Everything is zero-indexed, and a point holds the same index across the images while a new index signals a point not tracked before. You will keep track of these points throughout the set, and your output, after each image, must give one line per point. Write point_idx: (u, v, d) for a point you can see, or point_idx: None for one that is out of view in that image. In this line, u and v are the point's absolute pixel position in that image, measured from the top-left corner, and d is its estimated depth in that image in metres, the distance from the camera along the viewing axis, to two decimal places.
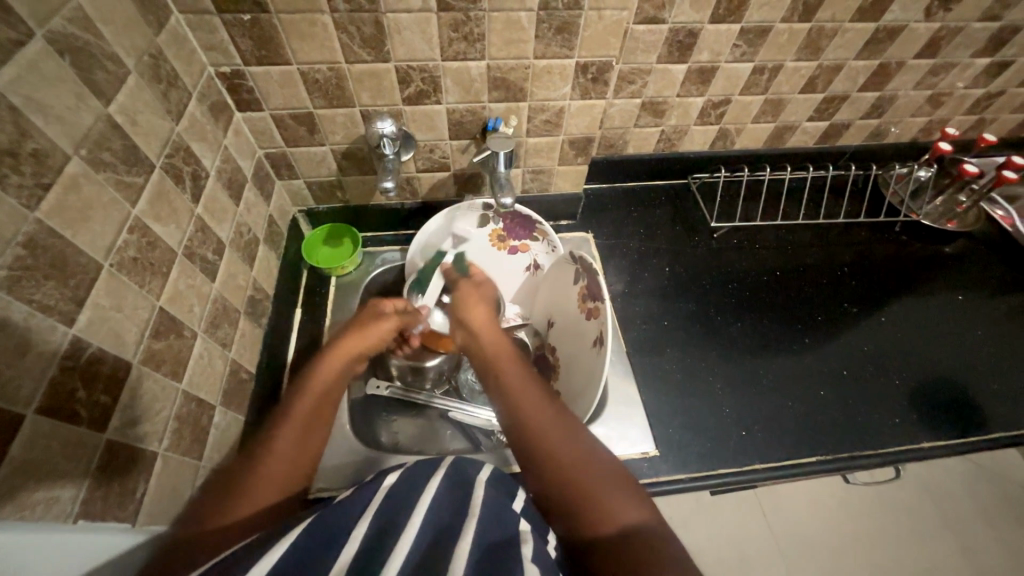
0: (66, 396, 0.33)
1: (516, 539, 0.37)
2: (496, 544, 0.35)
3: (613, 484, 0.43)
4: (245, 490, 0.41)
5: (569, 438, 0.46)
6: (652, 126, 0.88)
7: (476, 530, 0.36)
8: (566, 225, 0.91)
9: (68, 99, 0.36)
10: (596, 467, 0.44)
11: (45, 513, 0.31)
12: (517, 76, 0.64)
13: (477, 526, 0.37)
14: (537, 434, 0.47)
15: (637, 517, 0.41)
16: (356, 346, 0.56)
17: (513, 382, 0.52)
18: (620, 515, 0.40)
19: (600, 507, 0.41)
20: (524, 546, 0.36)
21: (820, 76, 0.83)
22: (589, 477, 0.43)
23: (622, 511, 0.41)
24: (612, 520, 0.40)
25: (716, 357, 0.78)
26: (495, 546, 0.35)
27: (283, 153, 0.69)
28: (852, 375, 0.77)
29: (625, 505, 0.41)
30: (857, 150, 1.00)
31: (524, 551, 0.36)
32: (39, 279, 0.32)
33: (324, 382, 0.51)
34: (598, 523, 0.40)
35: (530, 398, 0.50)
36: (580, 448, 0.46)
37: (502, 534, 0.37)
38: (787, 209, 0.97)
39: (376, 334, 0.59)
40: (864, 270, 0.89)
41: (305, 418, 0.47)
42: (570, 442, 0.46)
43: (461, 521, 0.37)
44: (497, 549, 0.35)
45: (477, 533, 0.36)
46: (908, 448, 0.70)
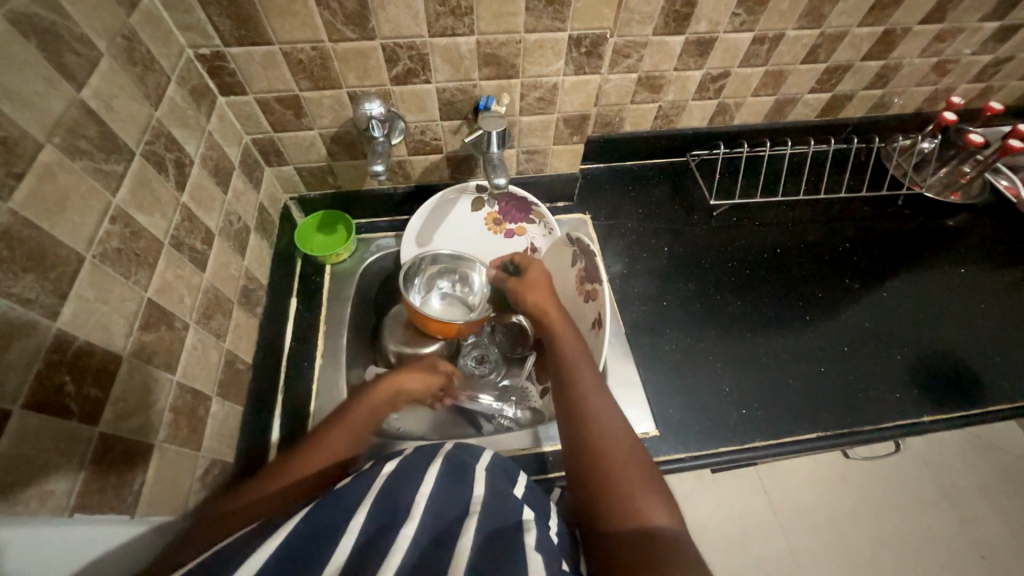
0: (55, 390, 0.33)
1: (517, 526, 0.37)
2: (495, 532, 0.36)
3: (647, 483, 0.44)
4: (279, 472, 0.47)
5: (622, 435, 0.48)
6: (649, 102, 0.86)
7: (478, 521, 0.36)
8: (563, 207, 0.90)
9: (36, 84, 0.34)
10: (634, 460, 0.46)
11: (40, 508, 0.31)
12: (508, 52, 0.62)
13: (479, 517, 0.37)
14: (586, 422, 0.49)
15: (670, 522, 0.42)
16: (394, 386, 0.57)
17: (579, 368, 0.55)
18: (651, 516, 0.41)
19: (632, 503, 0.42)
20: (527, 534, 0.36)
21: (822, 44, 0.80)
22: (630, 472, 0.45)
23: (654, 510, 0.42)
24: (643, 520, 0.41)
25: (717, 334, 0.77)
26: (492, 536, 0.35)
27: (270, 138, 0.67)
28: (853, 351, 0.76)
29: (657, 504, 0.43)
30: (860, 122, 0.97)
31: (528, 538, 0.36)
32: (17, 272, 0.31)
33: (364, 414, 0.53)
34: (630, 519, 0.41)
35: (594, 385, 0.53)
36: (630, 444, 0.48)
37: (502, 522, 0.37)
38: (788, 185, 0.96)
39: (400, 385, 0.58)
40: (865, 246, 0.88)
41: (346, 440, 0.50)
42: (617, 435, 0.48)
43: (461, 514, 0.37)
44: (497, 538, 0.35)
45: (478, 525, 0.36)
46: (908, 423, 0.70)
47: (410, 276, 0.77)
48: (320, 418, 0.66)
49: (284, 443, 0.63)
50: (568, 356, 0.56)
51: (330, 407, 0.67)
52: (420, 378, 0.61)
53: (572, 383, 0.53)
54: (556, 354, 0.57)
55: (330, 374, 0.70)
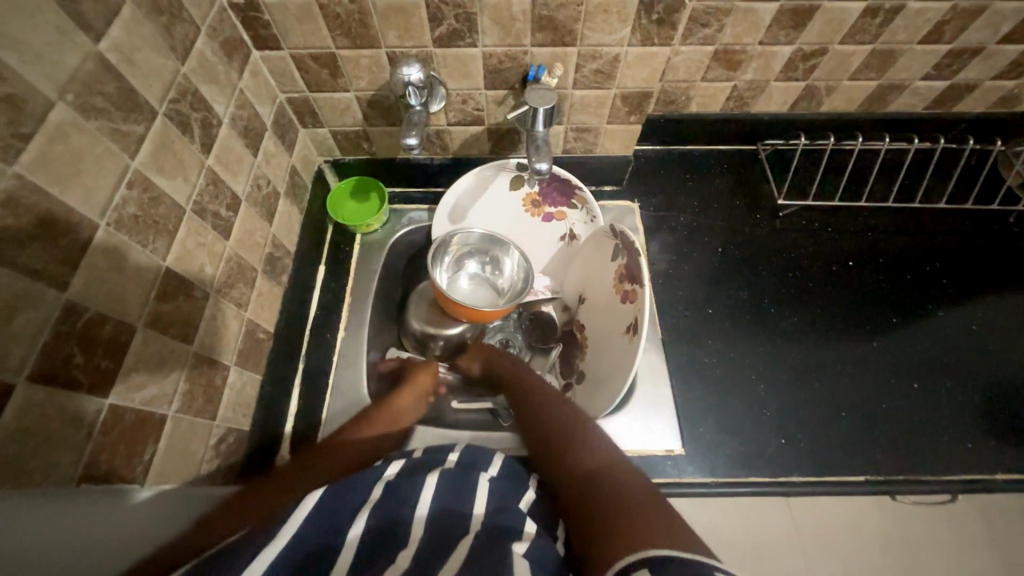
0: (62, 362, 0.32)
1: (511, 536, 0.34)
2: (486, 541, 0.33)
3: (577, 439, 0.46)
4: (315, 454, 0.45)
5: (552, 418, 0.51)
6: (723, 80, 0.75)
7: (473, 537, 0.33)
8: (610, 192, 0.82)
9: (47, 34, 0.32)
10: (565, 430, 0.48)
11: (44, 480, 0.31)
12: (567, 15, 0.54)
13: (476, 533, 0.34)
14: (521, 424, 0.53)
15: (605, 460, 0.42)
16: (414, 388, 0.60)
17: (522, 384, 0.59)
18: (581, 461, 0.43)
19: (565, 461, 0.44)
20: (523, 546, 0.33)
21: (950, 21, 0.66)
22: (562, 439, 0.47)
23: (587, 461, 0.42)
24: (576, 468, 0.42)
25: (764, 352, 0.70)
26: (482, 548, 0.32)
27: (305, 98, 0.64)
28: (922, 389, 0.67)
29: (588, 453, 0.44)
30: (979, 118, 0.81)
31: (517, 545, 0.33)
32: (23, 241, 0.30)
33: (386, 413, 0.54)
34: (569, 472, 0.42)
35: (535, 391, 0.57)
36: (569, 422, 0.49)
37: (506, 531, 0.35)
38: (875, 187, 0.83)
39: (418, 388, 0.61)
40: (958, 268, 0.76)
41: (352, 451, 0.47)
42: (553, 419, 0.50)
43: (463, 525, 0.35)
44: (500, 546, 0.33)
45: (473, 540, 0.33)
46: (976, 479, 0.62)
47: (439, 254, 0.73)
48: (336, 391, 0.66)
49: (301, 413, 0.63)
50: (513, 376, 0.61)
51: (348, 382, 0.67)
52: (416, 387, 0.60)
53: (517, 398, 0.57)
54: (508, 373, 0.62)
55: (351, 348, 0.69)
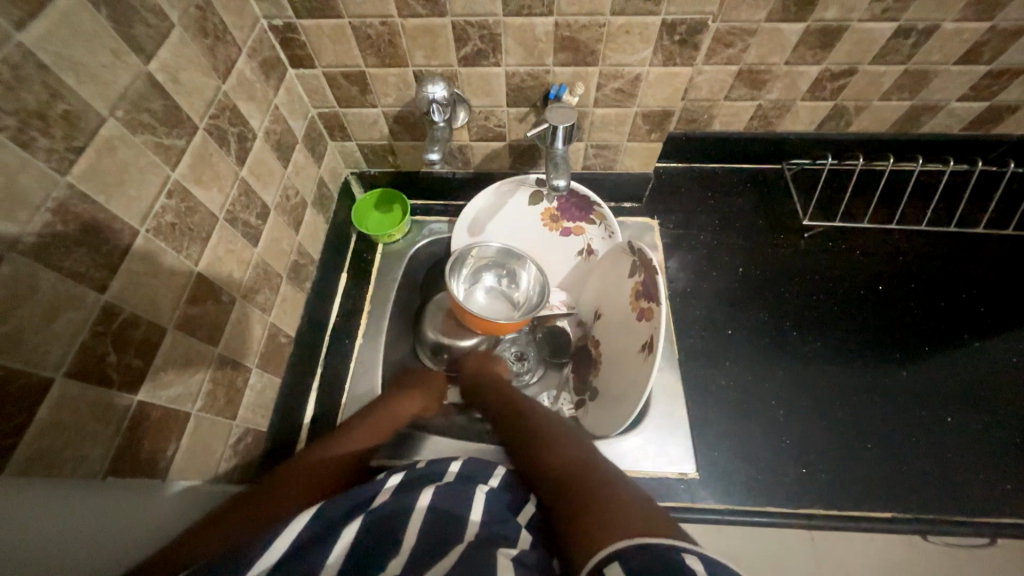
0: (97, 360, 0.34)
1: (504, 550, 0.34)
2: (478, 552, 0.33)
3: (556, 437, 0.46)
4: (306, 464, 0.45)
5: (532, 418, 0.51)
6: (747, 99, 0.74)
7: (463, 548, 0.34)
8: (629, 209, 0.82)
9: (103, 56, 0.34)
10: (543, 429, 0.48)
11: (73, 472, 0.32)
12: (589, 36, 0.55)
13: (467, 544, 0.34)
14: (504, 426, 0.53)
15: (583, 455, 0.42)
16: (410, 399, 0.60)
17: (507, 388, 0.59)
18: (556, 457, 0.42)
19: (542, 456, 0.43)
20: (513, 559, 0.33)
21: (989, 42, 0.64)
22: (540, 437, 0.46)
23: (564, 453, 0.42)
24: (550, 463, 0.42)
25: (784, 377, 0.68)
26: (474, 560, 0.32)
27: (335, 113, 0.66)
28: (956, 423, 0.64)
29: (563, 449, 0.43)
30: (1021, 141, 0.78)
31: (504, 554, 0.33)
32: (70, 245, 0.32)
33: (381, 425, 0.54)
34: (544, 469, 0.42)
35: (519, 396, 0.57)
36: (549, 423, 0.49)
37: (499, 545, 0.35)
38: (907, 209, 0.80)
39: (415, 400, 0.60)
40: (998, 297, 0.72)
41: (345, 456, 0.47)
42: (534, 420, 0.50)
43: (454, 539, 0.35)
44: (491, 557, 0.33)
45: (464, 551, 0.33)
46: (1016, 524, 0.58)
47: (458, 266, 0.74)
48: (351, 397, 0.67)
49: (318, 417, 0.65)
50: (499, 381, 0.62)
51: (363, 389, 0.68)
52: (421, 396, 0.61)
53: (503, 400, 0.57)
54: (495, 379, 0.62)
55: (368, 354, 0.70)
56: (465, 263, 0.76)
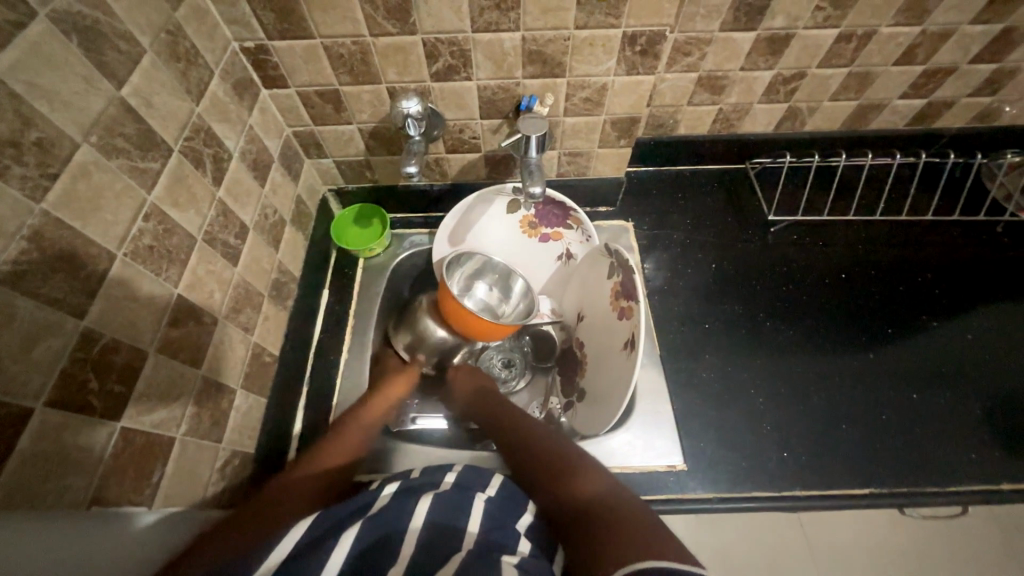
0: (79, 387, 0.34)
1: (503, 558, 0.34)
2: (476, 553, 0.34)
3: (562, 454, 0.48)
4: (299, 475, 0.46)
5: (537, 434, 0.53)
6: (708, 104, 0.78)
7: (462, 555, 0.34)
8: (604, 213, 0.85)
9: (75, 83, 0.35)
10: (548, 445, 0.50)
11: (57, 502, 0.32)
12: (555, 50, 0.57)
13: (468, 552, 0.34)
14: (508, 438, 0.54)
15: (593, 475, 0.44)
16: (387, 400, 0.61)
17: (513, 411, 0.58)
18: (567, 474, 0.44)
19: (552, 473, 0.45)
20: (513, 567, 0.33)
21: (922, 44, 0.70)
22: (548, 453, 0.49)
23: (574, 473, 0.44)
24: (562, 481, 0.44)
25: (761, 366, 0.71)
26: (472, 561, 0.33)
27: (310, 131, 0.67)
28: (922, 400, 0.68)
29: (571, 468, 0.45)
30: (959, 133, 0.84)
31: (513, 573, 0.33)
32: (46, 272, 0.32)
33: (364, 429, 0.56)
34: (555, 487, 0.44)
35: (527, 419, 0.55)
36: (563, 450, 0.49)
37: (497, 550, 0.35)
38: (862, 201, 0.85)
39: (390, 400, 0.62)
40: (950, 278, 0.77)
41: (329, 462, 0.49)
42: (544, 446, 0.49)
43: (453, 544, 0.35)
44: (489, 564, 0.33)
45: (464, 558, 0.34)
46: (982, 490, 0.61)
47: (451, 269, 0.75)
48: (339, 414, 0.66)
49: (306, 436, 0.64)
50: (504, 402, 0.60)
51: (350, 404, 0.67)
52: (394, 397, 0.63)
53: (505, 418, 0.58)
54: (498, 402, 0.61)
55: (353, 369, 0.70)
56: (458, 267, 0.77)
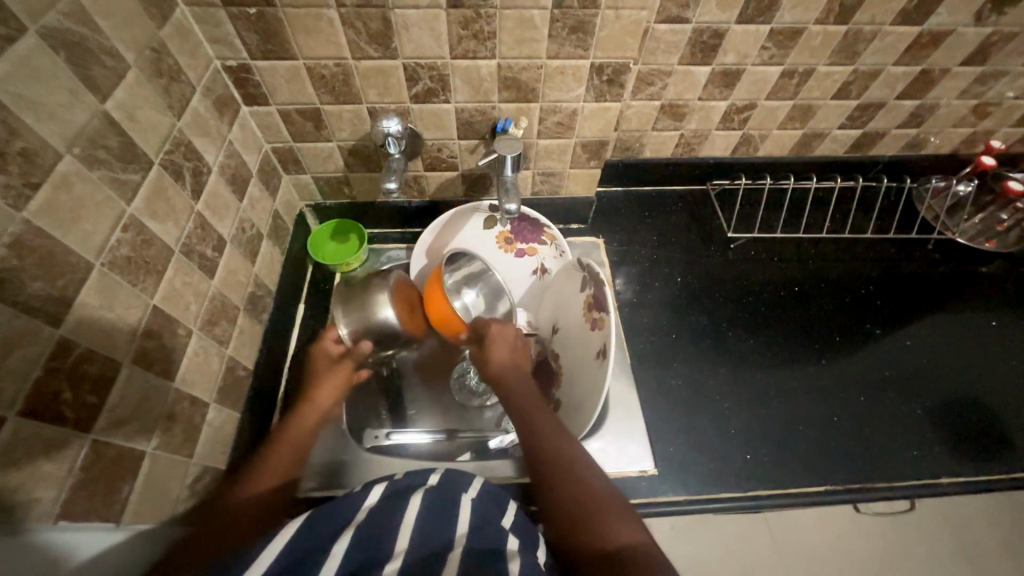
0: (51, 398, 0.33)
1: (499, 553, 0.36)
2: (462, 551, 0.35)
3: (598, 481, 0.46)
4: (237, 497, 0.46)
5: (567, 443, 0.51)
6: (670, 129, 0.84)
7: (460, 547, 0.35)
8: (576, 230, 0.89)
9: (60, 96, 0.35)
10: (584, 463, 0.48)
11: (23, 516, 0.31)
12: (528, 77, 0.62)
13: (462, 547, 0.36)
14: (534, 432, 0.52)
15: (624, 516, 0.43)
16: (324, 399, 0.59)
17: (541, 421, 0.53)
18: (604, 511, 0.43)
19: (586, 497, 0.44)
20: (511, 559, 0.35)
21: (855, 81, 0.78)
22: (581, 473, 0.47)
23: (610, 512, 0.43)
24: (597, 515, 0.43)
25: (724, 374, 0.75)
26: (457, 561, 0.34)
27: (290, 148, 0.68)
28: (869, 402, 0.73)
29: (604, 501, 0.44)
30: (891, 161, 0.93)
31: (511, 567, 0.35)
32: (25, 280, 0.32)
33: (299, 436, 0.54)
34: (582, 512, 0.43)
35: (550, 432, 0.51)
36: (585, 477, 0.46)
37: (490, 542, 0.37)
38: (810, 220, 0.93)
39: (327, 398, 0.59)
40: (890, 291, 0.85)
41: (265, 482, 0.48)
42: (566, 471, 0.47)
43: (447, 536, 0.36)
44: (484, 558, 0.35)
45: (459, 550, 0.35)
46: (924, 484, 0.66)
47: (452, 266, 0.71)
48: None
49: None
50: (526, 407, 0.55)
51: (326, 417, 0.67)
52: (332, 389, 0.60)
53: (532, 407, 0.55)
54: (520, 408, 0.55)
55: None
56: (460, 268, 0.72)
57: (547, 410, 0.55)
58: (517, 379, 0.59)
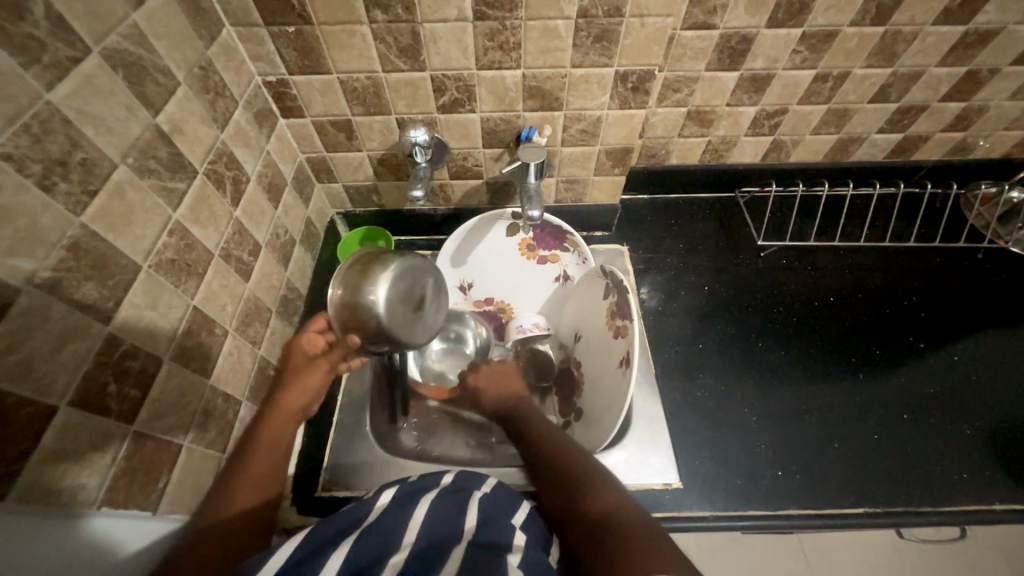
0: (99, 390, 0.36)
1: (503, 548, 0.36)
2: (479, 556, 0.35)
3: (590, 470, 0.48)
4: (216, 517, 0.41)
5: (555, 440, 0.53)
6: (698, 136, 0.83)
7: (463, 545, 0.36)
8: (601, 237, 0.88)
9: (117, 111, 0.38)
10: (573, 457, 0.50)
11: (70, 499, 0.33)
12: (553, 85, 0.62)
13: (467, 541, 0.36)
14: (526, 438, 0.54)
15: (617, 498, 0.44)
16: (300, 398, 0.50)
17: (527, 425, 0.56)
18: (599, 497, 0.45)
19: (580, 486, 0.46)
20: (512, 554, 0.35)
21: (894, 84, 0.75)
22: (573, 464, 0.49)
23: (604, 497, 0.44)
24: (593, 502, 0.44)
25: (753, 387, 0.72)
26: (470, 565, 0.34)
27: (323, 158, 0.71)
28: (913, 420, 0.69)
29: (599, 488, 0.46)
30: (936, 166, 0.89)
31: (512, 561, 0.35)
32: (81, 280, 0.35)
33: (273, 442, 0.46)
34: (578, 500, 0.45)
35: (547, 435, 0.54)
36: (583, 472, 0.48)
37: (495, 539, 0.37)
38: (847, 228, 0.89)
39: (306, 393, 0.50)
40: (935, 302, 0.80)
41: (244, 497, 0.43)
42: (562, 470, 0.49)
43: (452, 538, 0.37)
44: (488, 554, 0.35)
45: (463, 548, 0.36)
46: (976, 510, 0.62)
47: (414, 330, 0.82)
48: (339, 429, 0.67)
49: (306, 451, 0.64)
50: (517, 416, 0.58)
51: (350, 419, 0.68)
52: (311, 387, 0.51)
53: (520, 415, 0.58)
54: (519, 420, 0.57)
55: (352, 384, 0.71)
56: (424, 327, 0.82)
57: (532, 412, 0.58)
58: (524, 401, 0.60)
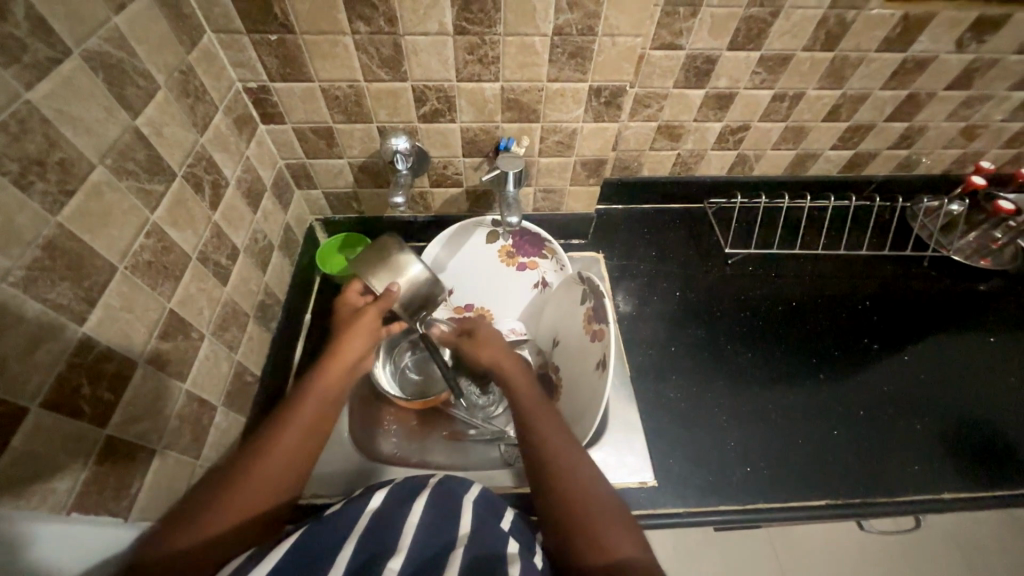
0: (72, 392, 0.35)
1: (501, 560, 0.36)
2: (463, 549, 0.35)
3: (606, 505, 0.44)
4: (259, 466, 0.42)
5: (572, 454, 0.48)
6: (668, 149, 0.87)
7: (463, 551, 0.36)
8: (578, 245, 0.91)
9: (97, 112, 0.38)
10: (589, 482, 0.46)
11: (40, 504, 0.32)
12: (530, 98, 0.65)
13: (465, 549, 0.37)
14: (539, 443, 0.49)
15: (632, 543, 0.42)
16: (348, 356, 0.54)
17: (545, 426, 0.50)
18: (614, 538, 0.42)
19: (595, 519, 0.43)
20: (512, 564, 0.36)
21: (844, 104, 0.81)
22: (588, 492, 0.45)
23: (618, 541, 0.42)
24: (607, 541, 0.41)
25: (722, 388, 0.75)
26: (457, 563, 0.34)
27: (302, 164, 0.72)
28: (869, 417, 0.73)
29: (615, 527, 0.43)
30: (884, 181, 0.96)
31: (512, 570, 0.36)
32: (55, 279, 0.34)
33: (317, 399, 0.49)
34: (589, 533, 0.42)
35: (551, 430, 0.50)
36: (600, 500, 0.45)
37: (491, 549, 0.38)
38: (806, 238, 0.95)
39: (353, 355, 0.55)
40: (886, 306, 0.86)
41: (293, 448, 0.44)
42: (582, 492, 0.45)
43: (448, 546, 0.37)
44: (486, 564, 0.36)
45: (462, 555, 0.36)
46: (925, 499, 0.66)
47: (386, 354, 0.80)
48: None
49: None
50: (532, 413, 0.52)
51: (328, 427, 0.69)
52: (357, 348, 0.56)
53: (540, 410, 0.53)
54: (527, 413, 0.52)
55: None
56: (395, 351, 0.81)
57: (549, 411, 0.53)
58: (532, 380, 0.56)
